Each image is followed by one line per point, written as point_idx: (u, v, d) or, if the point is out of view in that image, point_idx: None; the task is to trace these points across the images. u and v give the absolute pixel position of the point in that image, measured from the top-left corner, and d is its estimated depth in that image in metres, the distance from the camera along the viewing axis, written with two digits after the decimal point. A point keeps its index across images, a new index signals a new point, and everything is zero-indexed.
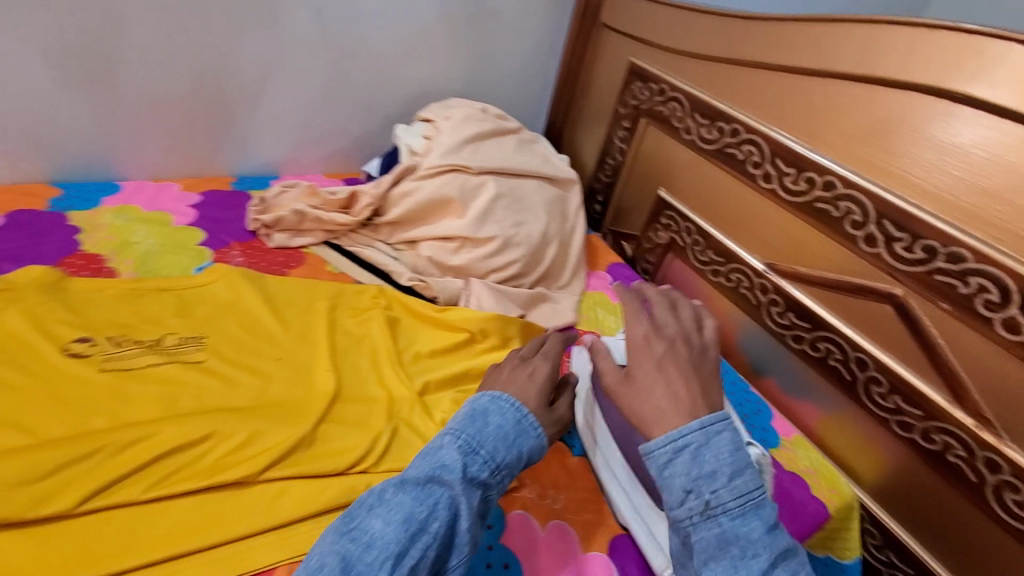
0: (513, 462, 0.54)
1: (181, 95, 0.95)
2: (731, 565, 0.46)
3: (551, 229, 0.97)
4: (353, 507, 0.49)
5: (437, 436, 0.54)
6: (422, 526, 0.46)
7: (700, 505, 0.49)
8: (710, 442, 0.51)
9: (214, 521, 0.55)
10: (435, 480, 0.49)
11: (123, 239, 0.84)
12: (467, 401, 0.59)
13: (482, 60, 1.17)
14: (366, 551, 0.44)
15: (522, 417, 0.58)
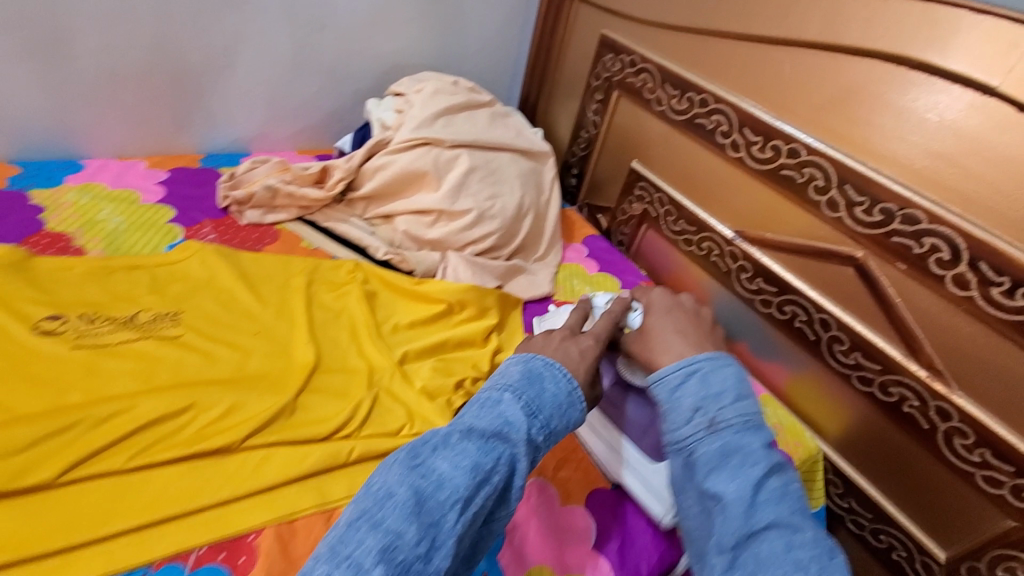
0: (567, 430, 0.52)
1: (143, 68, 0.92)
2: (730, 473, 0.49)
3: (526, 201, 0.98)
4: (412, 445, 0.45)
5: (494, 389, 0.50)
6: (488, 476, 0.43)
7: (706, 420, 0.52)
8: (718, 370, 0.56)
9: (194, 488, 0.55)
10: (499, 434, 0.46)
11: (89, 217, 0.82)
12: (521, 359, 0.55)
13: (453, 33, 1.16)
14: (435, 493, 0.42)
15: (574, 389, 0.53)
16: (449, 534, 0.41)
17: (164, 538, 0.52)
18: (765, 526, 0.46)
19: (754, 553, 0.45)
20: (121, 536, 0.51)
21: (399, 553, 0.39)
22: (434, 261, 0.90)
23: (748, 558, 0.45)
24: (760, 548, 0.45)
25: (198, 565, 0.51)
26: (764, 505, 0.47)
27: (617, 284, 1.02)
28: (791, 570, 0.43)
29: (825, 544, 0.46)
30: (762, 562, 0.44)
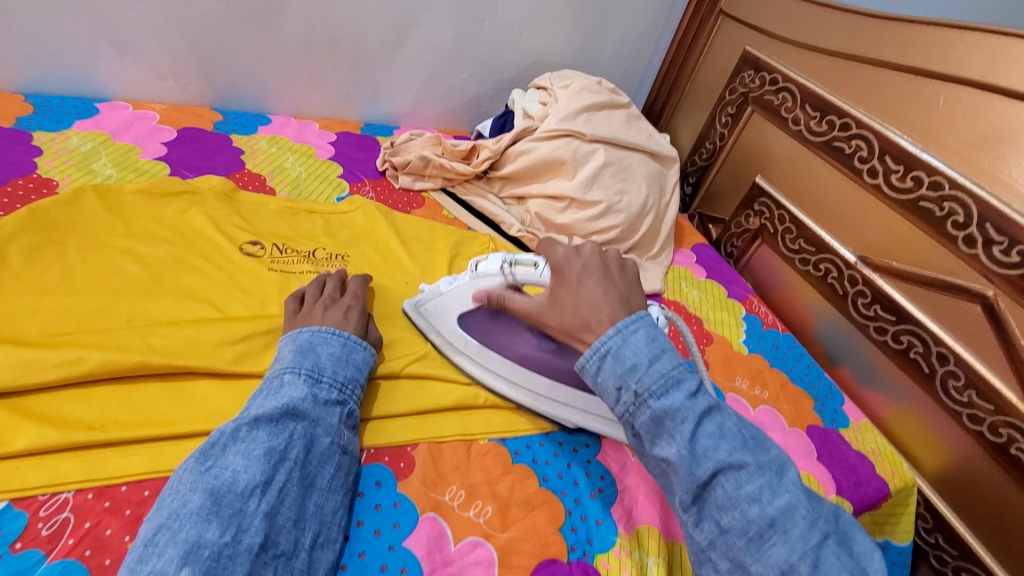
0: (356, 376, 0.63)
1: (329, 41, 1.04)
2: (669, 439, 0.51)
3: (650, 201, 1.03)
4: (205, 451, 0.51)
5: (276, 374, 0.59)
6: (284, 453, 0.51)
7: (631, 396, 0.53)
8: (625, 341, 0.55)
9: (366, 399, 0.66)
10: (290, 412, 0.54)
11: (278, 164, 0.96)
12: (289, 340, 0.63)
13: (596, 34, 1.23)
14: (231, 487, 0.48)
15: (347, 339, 0.65)
16: (254, 515, 0.47)
17: None
18: (713, 475, 0.50)
19: (715, 501, 0.50)
20: None
21: (205, 549, 0.44)
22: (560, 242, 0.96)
23: (710, 508, 0.50)
24: (717, 495, 0.50)
25: (368, 462, 0.61)
26: (707, 456, 0.50)
27: (725, 293, 1.07)
28: (744, 509, 0.49)
29: (772, 466, 0.51)
30: (720, 506, 0.50)
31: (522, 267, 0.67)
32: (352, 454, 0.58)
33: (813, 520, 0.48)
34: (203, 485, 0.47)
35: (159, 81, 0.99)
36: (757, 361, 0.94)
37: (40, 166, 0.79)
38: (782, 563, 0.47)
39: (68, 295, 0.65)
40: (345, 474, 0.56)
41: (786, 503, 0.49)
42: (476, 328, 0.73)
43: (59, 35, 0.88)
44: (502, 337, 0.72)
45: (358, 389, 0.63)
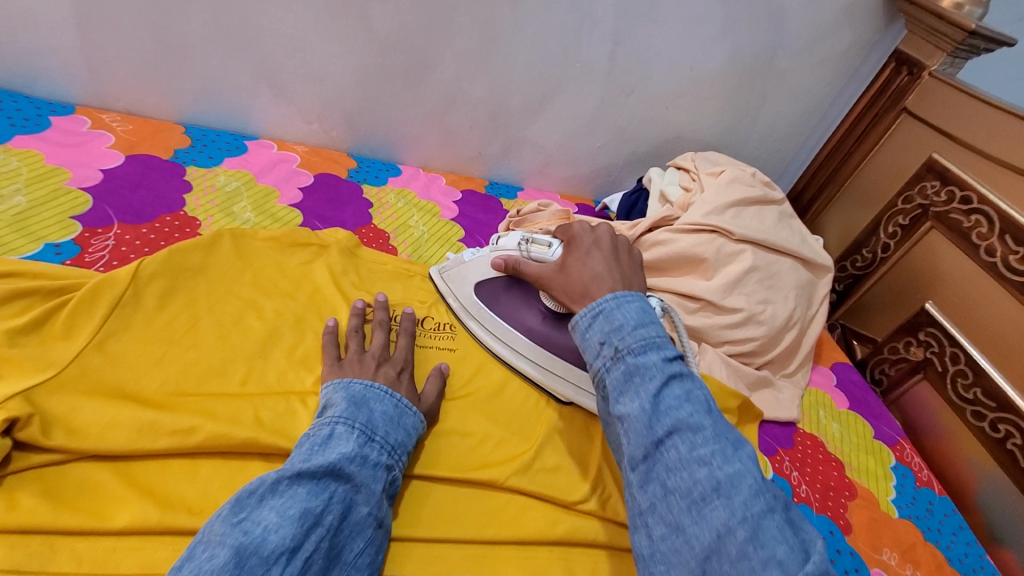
0: (405, 441, 0.59)
1: (469, 101, 1.02)
2: (633, 394, 0.46)
3: (796, 314, 0.90)
4: (240, 498, 0.47)
5: (326, 423, 0.56)
6: (319, 518, 0.48)
7: (610, 351, 0.48)
8: (619, 304, 0.51)
9: (464, 518, 0.60)
10: (333, 472, 0.51)
11: (402, 221, 0.94)
12: (341, 389, 0.60)
13: (747, 116, 1.13)
14: (258, 549, 0.44)
15: (400, 402, 0.61)
16: None
17: (426, 558, 0.56)
18: (668, 433, 0.44)
19: (664, 463, 0.43)
20: (402, 541, 0.57)
21: None
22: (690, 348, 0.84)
23: (659, 468, 0.44)
24: (667, 455, 0.43)
25: None
26: (667, 414, 0.45)
27: (871, 432, 0.92)
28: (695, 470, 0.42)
29: (731, 439, 0.44)
30: (669, 467, 0.43)
31: (538, 246, 0.71)
32: (385, 529, 0.54)
33: (763, 492, 0.41)
34: (231, 540, 0.44)
35: (305, 125, 1.00)
36: (909, 532, 0.79)
37: (187, 204, 0.80)
38: (721, 530, 0.39)
39: (191, 348, 0.64)
40: (374, 552, 0.52)
41: (735, 473, 0.41)
42: (487, 295, 0.78)
43: (226, 76, 0.92)
44: (509, 302, 0.77)
45: (405, 455, 0.59)
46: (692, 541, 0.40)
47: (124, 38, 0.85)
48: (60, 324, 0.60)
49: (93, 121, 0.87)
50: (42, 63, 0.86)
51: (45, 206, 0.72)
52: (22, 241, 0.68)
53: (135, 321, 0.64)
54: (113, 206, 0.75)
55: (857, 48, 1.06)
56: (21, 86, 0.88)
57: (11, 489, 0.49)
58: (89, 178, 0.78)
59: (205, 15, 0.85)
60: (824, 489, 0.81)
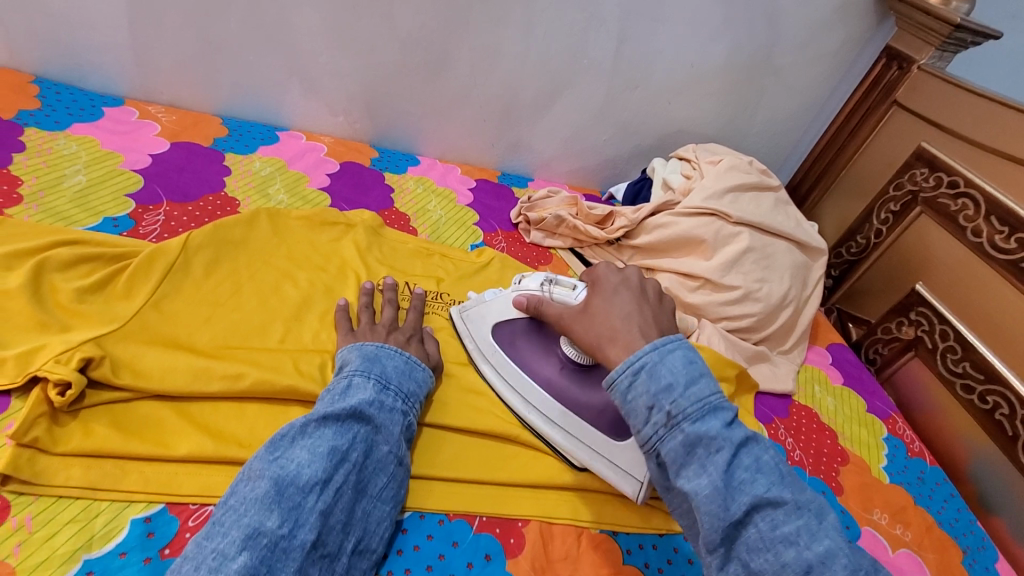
0: (417, 391, 0.64)
1: (484, 95, 1.09)
2: (700, 468, 0.47)
3: (791, 293, 0.96)
4: (275, 440, 0.54)
5: (345, 377, 0.61)
6: (345, 455, 0.54)
7: (663, 418, 0.49)
8: (662, 358, 0.51)
9: (481, 462, 0.66)
10: (356, 415, 0.57)
11: (421, 206, 1.01)
12: (354, 349, 0.65)
13: (747, 110, 1.19)
14: (294, 480, 0.50)
15: (408, 358, 0.66)
16: (310, 512, 0.49)
17: (448, 495, 0.63)
18: (747, 512, 0.46)
19: (746, 542, 0.46)
20: (425, 479, 0.63)
21: (263, 538, 0.47)
22: (690, 322, 0.90)
23: (741, 547, 0.46)
24: (749, 534, 0.46)
25: (479, 530, 0.61)
26: (742, 489, 0.46)
27: (864, 406, 0.96)
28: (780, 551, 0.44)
29: (808, 507, 0.46)
30: (752, 546, 0.45)
31: (561, 287, 0.71)
32: (406, 467, 0.59)
33: (853, 569, 0.43)
34: (270, 474, 0.50)
35: (331, 117, 1.08)
36: (899, 494, 0.84)
37: (227, 185, 0.88)
38: None
39: (235, 310, 0.71)
40: (398, 486, 0.58)
41: (822, 549, 0.44)
42: (505, 340, 0.75)
43: (261, 72, 1.00)
44: (528, 351, 0.75)
45: (419, 403, 0.64)
46: None
47: (170, 36, 0.93)
48: (121, 285, 0.67)
49: (140, 112, 0.95)
50: (95, 59, 0.95)
51: (101, 185, 0.80)
52: (84, 214, 0.76)
53: (185, 285, 0.70)
54: (162, 186, 0.83)
55: (850, 46, 1.12)
56: (75, 79, 0.97)
57: (84, 420, 0.56)
58: (139, 161, 0.86)
59: (244, 14, 0.93)
60: (817, 454, 0.86)
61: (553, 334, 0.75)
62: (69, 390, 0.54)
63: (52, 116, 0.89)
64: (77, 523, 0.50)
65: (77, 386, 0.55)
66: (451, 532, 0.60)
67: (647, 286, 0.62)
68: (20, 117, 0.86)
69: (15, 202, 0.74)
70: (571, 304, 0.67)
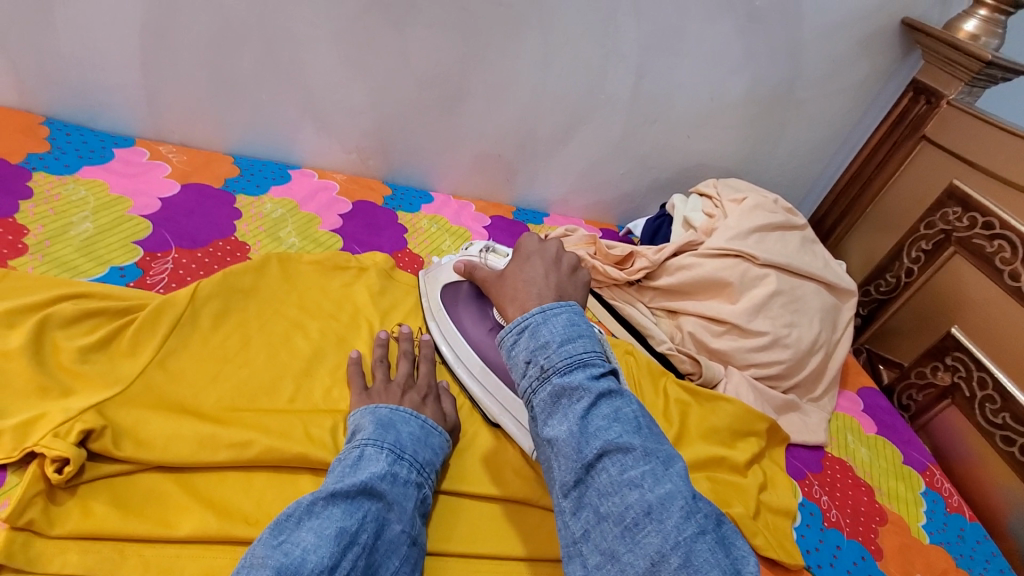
0: (433, 460, 0.61)
1: (499, 131, 1.06)
2: (562, 416, 0.47)
3: (821, 338, 0.92)
4: (280, 522, 0.49)
5: (356, 447, 0.57)
6: (354, 536, 0.49)
7: (537, 370, 0.49)
8: (546, 319, 0.51)
9: (501, 534, 0.62)
10: (367, 491, 0.53)
11: (436, 246, 0.99)
12: (367, 414, 0.62)
13: (768, 144, 1.16)
14: (299, 569, 0.45)
15: (424, 422, 0.63)
16: None
17: (464, 573, 0.59)
18: (598, 457, 0.45)
19: (597, 488, 0.45)
20: (442, 556, 0.59)
21: None
22: (715, 371, 0.87)
23: (592, 493, 0.45)
24: (599, 479, 0.45)
25: None
26: (596, 435, 0.46)
27: (900, 458, 0.91)
28: (626, 494, 0.43)
29: (662, 455, 0.46)
30: (602, 491, 0.44)
31: (495, 255, 0.83)
32: (419, 547, 0.55)
33: (691, 512, 0.42)
34: (273, 561, 0.44)
35: (344, 154, 1.06)
36: (941, 557, 0.78)
37: (238, 229, 0.86)
38: (654, 555, 0.41)
39: (244, 366, 0.68)
40: (410, 570, 0.53)
41: (664, 493, 0.43)
42: (449, 296, 0.80)
43: (273, 111, 0.98)
44: (466, 310, 0.78)
45: (434, 473, 0.61)
46: (627, 569, 0.42)
47: (182, 76, 0.92)
48: (126, 342, 0.64)
49: (152, 152, 0.94)
50: (107, 99, 0.93)
51: (108, 232, 0.78)
52: (90, 264, 0.73)
53: (192, 340, 0.67)
54: (171, 232, 0.81)
55: (874, 78, 1.09)
56: (86, 120, 0.96)
57: (84, 497, 0.53)
58: (149, 206, 0.84)
59: (257, 53, 0.91)
60: (854, 514, 0.81)
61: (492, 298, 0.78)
62: (68, 467, 0.51)
63: (61, 159, 0.87)
64: None
65: (76, 462, 0.52)
66: None
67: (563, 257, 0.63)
68: (29, 161, 0.85)
69: (20, 253, 0.72)
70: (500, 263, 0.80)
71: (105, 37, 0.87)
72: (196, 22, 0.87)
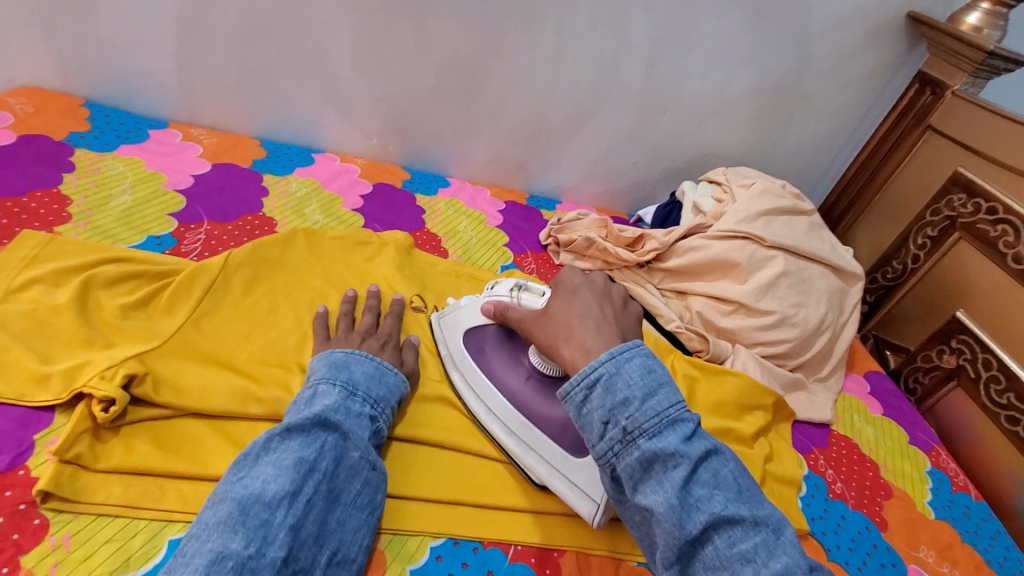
0: (389, 395, 0.63)
1: (514, 118, 1.10)
2: (657, 485, 0.47)
3: (828, 319, 0.94)
4: (240, 460, 0.52)
5: (310, 386, 0.60)
6: (313, 464, 0.52)
7: (620, 432, 0.49)
8: (618, 369, 0.51)
9: (517, 489, 0.67)
10: (321, 423, 0.55)
11: (452, 227, 1.02)
12: (321, 358, 0.64)
13: (777, 134, 1.18)
14: (259, 497, 0.49)
15: (379, 362, 0.65)
16: (280, 527, 0.48)
17: (483, 522, 0.63)
18: (704, 530, 0.46)
19: (703, 560, 0.46)
20: (461, 506, 0.63)
21: (229, 560, 0.44)
22: (724, 348, 0.90)
23: (698, 568, 0.46)
24: (707, 552, 0.46)
25: (515, 559, 0.61)
26: (699, 507, 0.46)
27: (905, 437, 0.93)
28: (738, 570, 0.44)
29: (767, 522, 0.47)
30: (709, 565, 0.46)
31: (528, 294, 0.73)
32: (382, 471, 0.58)
33: None
34: (233, 495, 0.48)
35: (365, 140, 1.10)
36: (945, 531, 0.80)
37: (265, 206, 0.90)
38: None
39: (272, 328, 0.71)
40: (372, 492, 0.56)
41: (780, 566, 0.44)
42: (473, 344, 0.74)
43: (298, 96, 1.03)
44: (495, 358, 0.73)
45: (391, 407, 0.63)
46: None
47: (214, 61, 0.97)
48: (163, 301, 0.68)
49: (184, 134, 0.98)
50: (142, 84, 0.98)
51: (144, 204, 0.83)
52: (129, 233, 0.78)
53: (224, 303, 0.71)
54: (204, 206, 0.86)
55: (882, 71, 1.11)
56: (123, 103, 1.00)
57: (127, 436, 0.56)
58: (182, 182, 0.88)
59: (285, 40, 0.96)
60: (860, 488, 0.82)
61: (522, 342, 0.73)
62: (113, 407, 0.55)
63: (101, 138, 0.92)
64: (116, 542, 0.50)
65: (121, 403, 0.55)
66: (488, 559, 0.60)
67: (612, 290, 0.64)
68: (70, 139, 0.89)
69: (64, 221, 0.76)
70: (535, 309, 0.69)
71: (143, 24, 0.92)
72: (228, 10, 0.91)
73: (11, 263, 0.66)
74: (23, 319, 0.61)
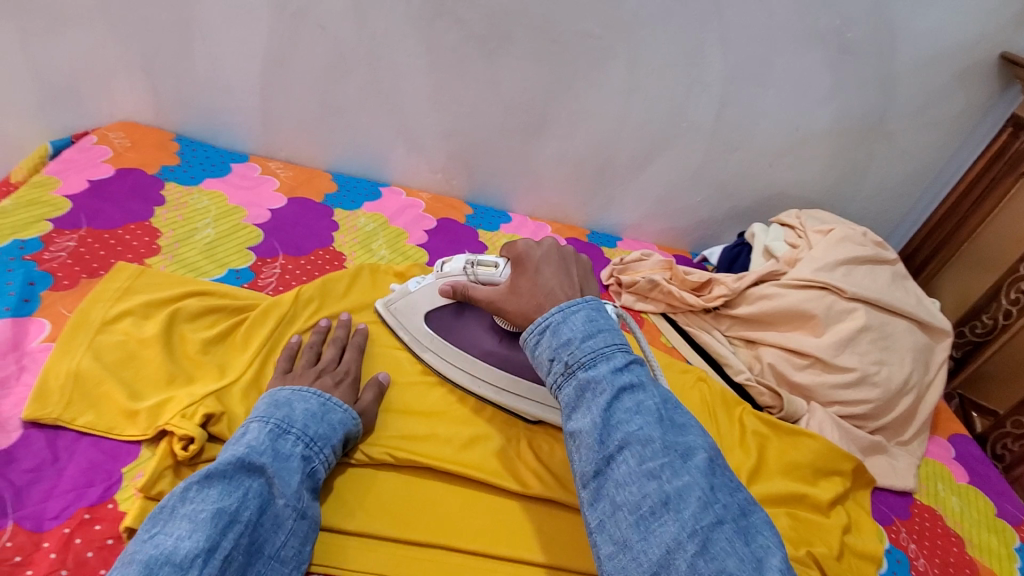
0: (331, 434, 0.60)
1: (579, 155, 1.09)
2: (585, 410, 0.47)
3: (913, 378, 0.88)
4: (155, 514, 0.49)
5: (244, 424, 0.58)
6: (234, 516, 0.50)
7: (561, 367, 0.49)
8: (566, 317, 0.51)
9: (576, 547, 0.64)
10: (246, 467, 0.53)
11: None
12: (264, 396, 0.61)
13: (853, 176, 1.13)
14: (171, 557, 0.45)
15: (325, 400, 0.63)
16: None
17: None
18: (619, 448, 0.45)
19: (615, 478, 0.44)
20: (518, 561, 0.62)
21: None
22: (799, 406, 0.85)
23: (608, 485, 0.45)
24: (618, 471, 0.44)
25: None
26: (618, 427, 0.45)
27: (994, 510, 0.85)
28: (644, 485, 0.43)
29: (682, 447, 0.45)
30: (620, 483, 0.44)
31: (483, 267, 0.70)
32: (312, 519, 0.56)
33: (710, 504, 0.42)
34: (141, 555, 0.45)
35: (431, 174, 1.12)
36: None
37: (335, 240, 0.93)
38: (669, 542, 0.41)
39: None
40: (300, 543, 0.54)
41: (683, 485, 0.43)
42: (438, 325, 0.76)
43: (370, 132, 1.06)
44: (466, 331, 0.76)
45: (329, 448, 0.60)
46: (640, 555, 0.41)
47: (294, 100, 1.01)
48: (240, 336, 0.71)
49: (262, 167, 1.03)
50: (228, 120, 1.04)
51: (225, 237, 0.86)
52: (210, 266, 0.81)
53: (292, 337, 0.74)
54: (279, 240, 0.89)
55: (972, 111, 1.04)
56: (209, 137, 1.06)
57: None
58: (260, 216, 0.92)
59: (362, 81, 0.99)
60: (944, 565, 0.75)
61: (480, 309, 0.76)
62: (192, 445, 0.57)
63: (188, 172, 0.97)
64: None
65: (199, 441, 0.58)
66: None
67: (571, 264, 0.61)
68: (162, 172, 0.95)
69: (154, 253, 0.80)
70: (496, 284, 0.66)
71: (231, 65, 0.97)
72: (311, 53, 0.96)
73: (106, 294, 0.69)
74: (115, 350, 0.65)
